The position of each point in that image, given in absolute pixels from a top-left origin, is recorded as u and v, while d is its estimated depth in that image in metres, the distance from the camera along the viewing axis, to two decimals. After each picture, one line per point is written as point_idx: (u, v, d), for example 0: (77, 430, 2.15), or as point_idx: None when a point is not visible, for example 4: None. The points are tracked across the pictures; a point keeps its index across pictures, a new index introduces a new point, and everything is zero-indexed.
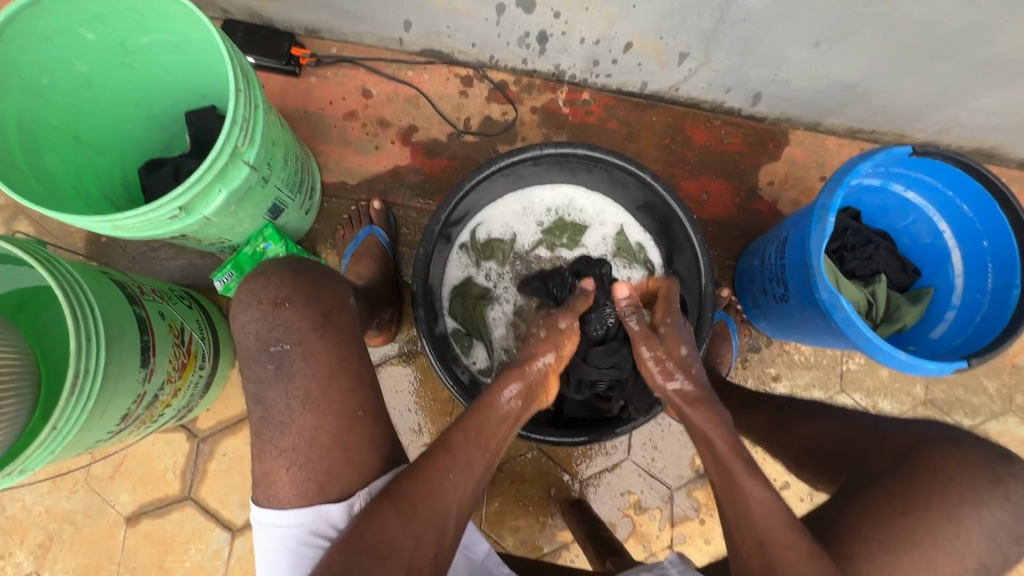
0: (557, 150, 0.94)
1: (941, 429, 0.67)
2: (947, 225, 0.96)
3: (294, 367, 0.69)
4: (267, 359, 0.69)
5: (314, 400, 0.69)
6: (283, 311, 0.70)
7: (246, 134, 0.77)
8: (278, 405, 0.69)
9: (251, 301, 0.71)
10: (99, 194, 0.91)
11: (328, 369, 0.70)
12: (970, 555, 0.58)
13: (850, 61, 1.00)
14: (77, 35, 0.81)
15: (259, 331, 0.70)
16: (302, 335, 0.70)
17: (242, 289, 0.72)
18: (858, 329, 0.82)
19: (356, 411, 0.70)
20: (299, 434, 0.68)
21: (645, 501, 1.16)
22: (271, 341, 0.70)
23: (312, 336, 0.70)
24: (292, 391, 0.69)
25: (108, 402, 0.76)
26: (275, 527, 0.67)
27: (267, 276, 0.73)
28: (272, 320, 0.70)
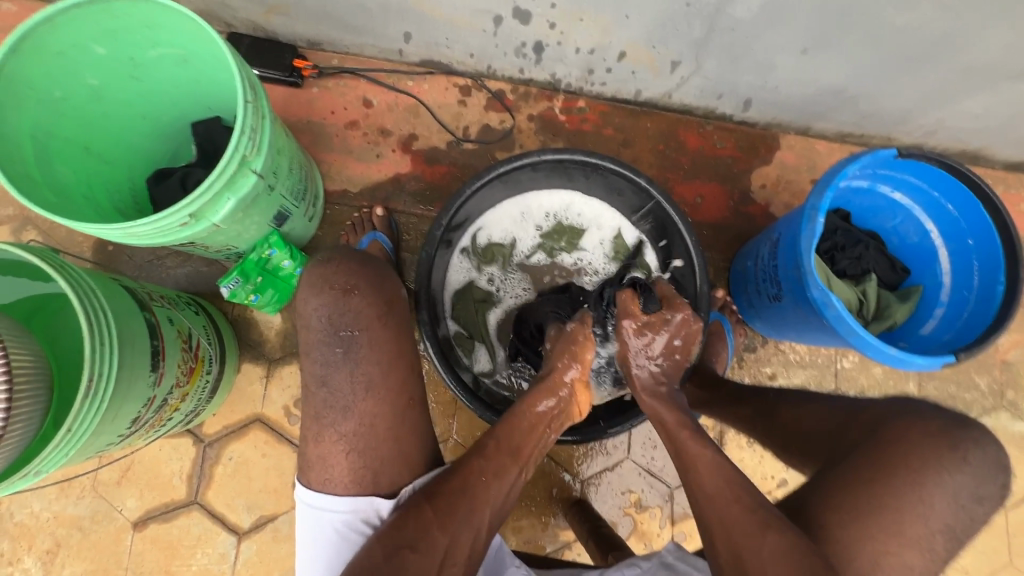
0: (555, 156, 0.97)
1: (913, 402, 0.70)
2: (934, 224, 0.99)
3: (360, 352, 0.71)
4: (336, 343, 0.71)
5: (376, 386, 0.71)
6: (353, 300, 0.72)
7: (254, 144, 0.80)
8: (343, 388, 0.70)
9: (319, 290, 0.72)
10: (108, 203, 0.93)
11: (388, 358, 0.73)
12: (933, 516, 0.60)
13: (835, 67, 1.03)
14: (89, 49, 0.84)
15: (332, 315, 0.72)
16: (368, 321, 0.72)
17: (309, 276, 0.73)
18: (849, 326, 0.84)
19: (410, 399, 0.74)
20: (359, 422, 0.70)
21: (646, 500, 1.17)
22: (341, 326, 0.71)
23: (376, 324, 0.73)
24: (356, 377, 0.71)
25: (120, 406, 0.78)
26: (322, 511, 0.70)
27: (336, 264, 0.74)
28: (343, 306, 0.72)
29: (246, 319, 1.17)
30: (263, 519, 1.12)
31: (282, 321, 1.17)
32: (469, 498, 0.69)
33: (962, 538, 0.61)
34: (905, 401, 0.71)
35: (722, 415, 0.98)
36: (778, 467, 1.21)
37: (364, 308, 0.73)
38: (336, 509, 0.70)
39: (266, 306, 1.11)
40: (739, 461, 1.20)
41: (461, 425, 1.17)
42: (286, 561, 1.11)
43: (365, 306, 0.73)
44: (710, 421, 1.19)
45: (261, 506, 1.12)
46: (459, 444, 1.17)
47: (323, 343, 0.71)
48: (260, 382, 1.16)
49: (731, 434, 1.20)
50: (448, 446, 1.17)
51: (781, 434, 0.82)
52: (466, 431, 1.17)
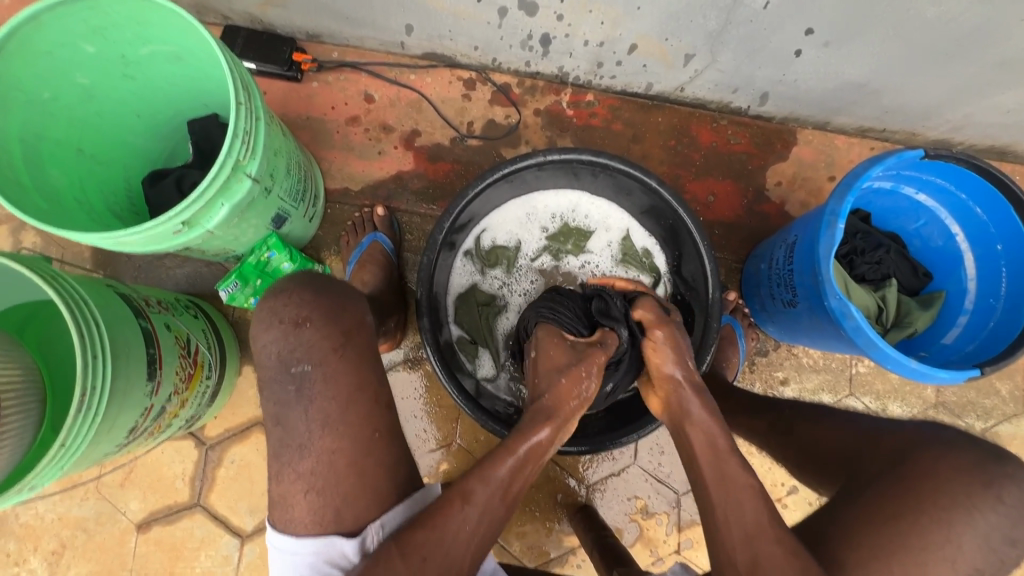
0: (561, 156, 0.94)
1: (940, 429, 0.66)
2: (960, 227, 0.94)
3: (314, 389, 0.66)
4: (287, 381, 0.66)
5: (334, 423, 0.66)
6: (302, 332, 0.67)
7: (247, 148, 0.77)
8: (298, 427, 0.65)
9: (276, 324, 0.67)
10: (103, 206, 0.91)
11: (347, 391, 0.67)
12: (961, 558, 0.56)
13: (859, 60, 0.98)
14: (78, 48, 0.81)
15: (281, 352, 0.66)
16: (323, 354, 0.67)
17: (264, 308, 0.68)
18: (869, 338, 0.80)
19: (374, 432, 0.67)
20: (318, 459, 0.65)
21: (652, 506, 1.15)
22: (293, 361, 0.66)
23: (332, 357, 0.67)
24: (313, 415, 0.66)
25: (116, 417, 0.76)
26: (289, 556, 0.64)
27: (290, 294, 0.68)
28: (293, 341, 0.67)
29: (247, 321, 1.15)
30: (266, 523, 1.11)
31: None
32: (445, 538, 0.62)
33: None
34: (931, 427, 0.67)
35: (735, 425, 0.95)
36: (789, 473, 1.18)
37: (316, 340, 0.67)
38: (300, 552, 0.63)
39: None
40: None
41: (464, 429, 1.15)
42: None
43: (320, 337, 0.67)
44: None
45: (263, 509, 1.11)
46: (462, 449, 1.15)
47: (277, 380, 0.66)
48: None
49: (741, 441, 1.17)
50: (451, 451, 1.15)
51: (800, 453, 0.79)
52: (469, 435, 1.16)
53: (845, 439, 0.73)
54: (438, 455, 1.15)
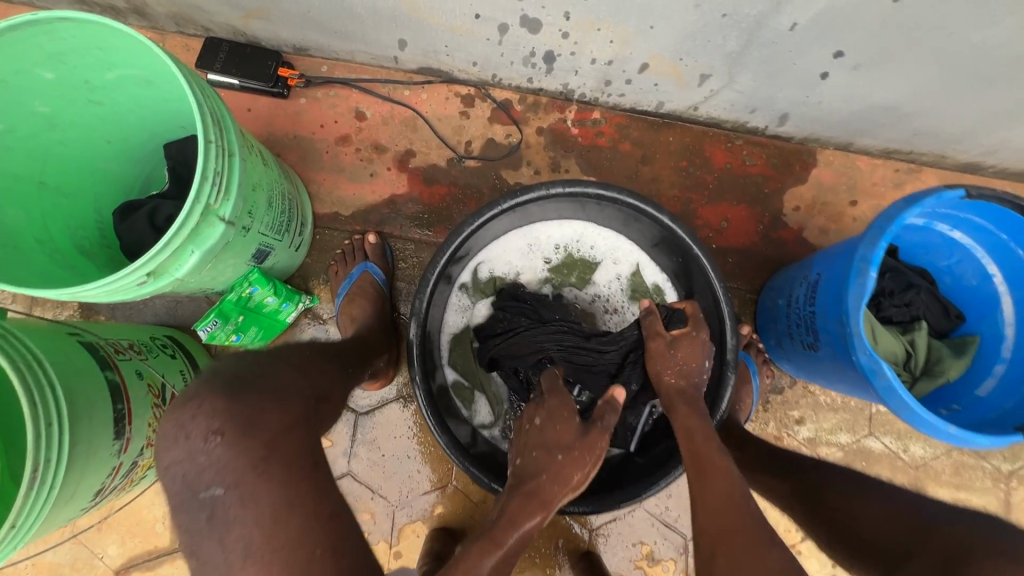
0: (565, 189, 0.87)
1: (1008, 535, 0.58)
2: (998, 269, 0.87)
3: (229, 514, 0.48)
4: (197, 509, 0.48)
5: (257, 555, 0.47)
6: (211, 448, 0.49)
7: (219, 190, 0.69)
8: (213, 563, 0.47)
9: (177, 441, 0.49)
10: (71, 243, 0.84)
11: (272, 508, 0.48)
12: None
13: (891, 84, 0.90)
14: (34, 75, 0.73)
15: (186, 475, 0.48)
16: (237, 475, 0.48)
17: (164, 423, 0.50)
18: (901, 399, 0.73)
19: (319, 556, 0.49)
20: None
21: (659, 552, 1.09)
22: (201, 486, 0.48)
23: (248, 476, 0.48)
24: (230, 546, 0.47)
25: (77, 485, 0.70)
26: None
27: (199, 401, 0.50)
28: (198, 464, 0.48)
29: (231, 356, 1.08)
30: None
31: None
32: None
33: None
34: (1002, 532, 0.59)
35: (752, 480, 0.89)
36: None
37: (229, 459, 0.48)
38: None
39: (251, 343, 1.03)
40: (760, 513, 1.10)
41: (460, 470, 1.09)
42: None
43: (234, 455, 0.48)
44: None
45: None
46: (459, 491, 1.09)
47: (182, 509, 0.48)
48: None
49: None
50: (447, 493, 1.09)
51: (831, 533, 0.72)
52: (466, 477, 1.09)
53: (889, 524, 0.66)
54: (433, 497, 1.08)
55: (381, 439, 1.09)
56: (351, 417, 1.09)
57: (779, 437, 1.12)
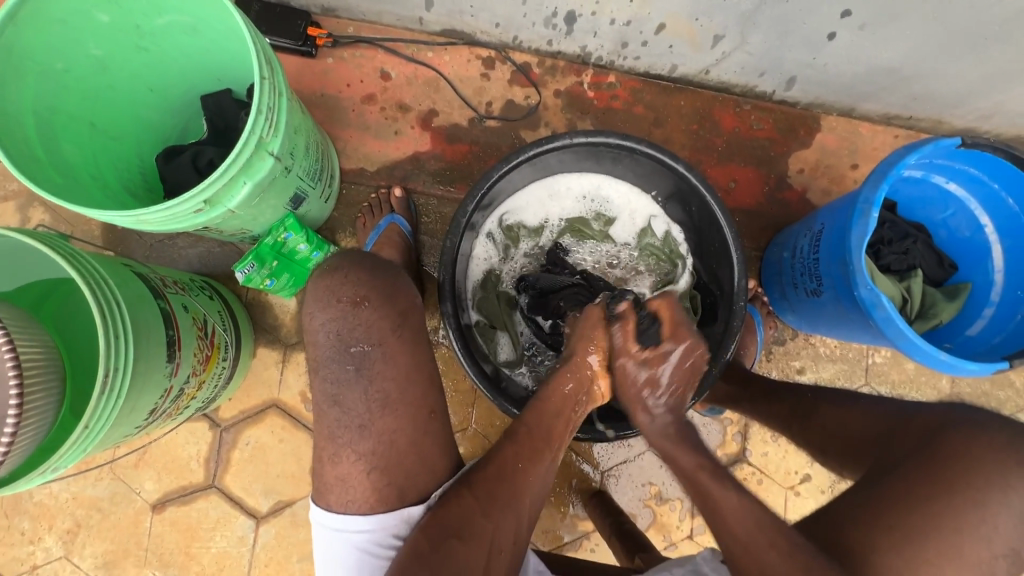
0: (587, 139, 0.92)
1: (970, 410, 0.64)
2: (989, 218, 0.93)
3: (374, 368, 0.67)
4: (346, 360, 0.66)
5: (393, 403, 0.67)
6: (362, 313, 0.67)
7: (270, 125, 0.74)
8: (357, 406, 0.66)
9: (333, 302, 0.67)
10: (117, 183, 0.88)
11: (404, 371, 0.68)
12: (996, 537, 0.55)
13: (894, 45, 0.96)
14: (91, 16, 0.78)
15: (340, 331, 0.67)
16: (382, 335, 0.67)
17: (317, 285, 0.68)
18: (899, 329, 0.79)
19: (431, 411, 0.70)
20: (379, 439, 0.67)
21: (666, 492, 1.16)
22: (352, 341, 0.66)
23: (391, 338, 0.68)
24: (371, 396, 0.67)
25: (137, 400, 0.75)
26: (344, 533, 0.67)
27: (344, 273, 0.68)
28: (353, 320, 0.67)
29: (261, 303, 1.13)
30: (282, 504, 1.11)
31: (297, 305, 1.14)
32: (508, 483, 0.68)
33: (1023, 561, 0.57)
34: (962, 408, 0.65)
35: (756, 413, 0.94)
36: (802, 462, 1.18)
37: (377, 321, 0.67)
38: (361, 528, 0.66)
39: (283, 290, 1.08)
40: (762, 456, 1.17)
41: (480, 414, 1.15)
42: (306, 545, 1.11)
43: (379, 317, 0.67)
44: (735, 416, 1.16)
45: (279, 491, 1.11)
46: (478, 434, 1.15)
47: (334, 359, 0.66)
48: (276, 366, 1.13)
49: (756, 429, 1.17)
50: (466, 436, 1.15)
51: (825, 439, 0.77)
52: (485, 420, 1.15)
53: (871, 423, 0.72)
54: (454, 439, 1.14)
55: None
56: None
57: None
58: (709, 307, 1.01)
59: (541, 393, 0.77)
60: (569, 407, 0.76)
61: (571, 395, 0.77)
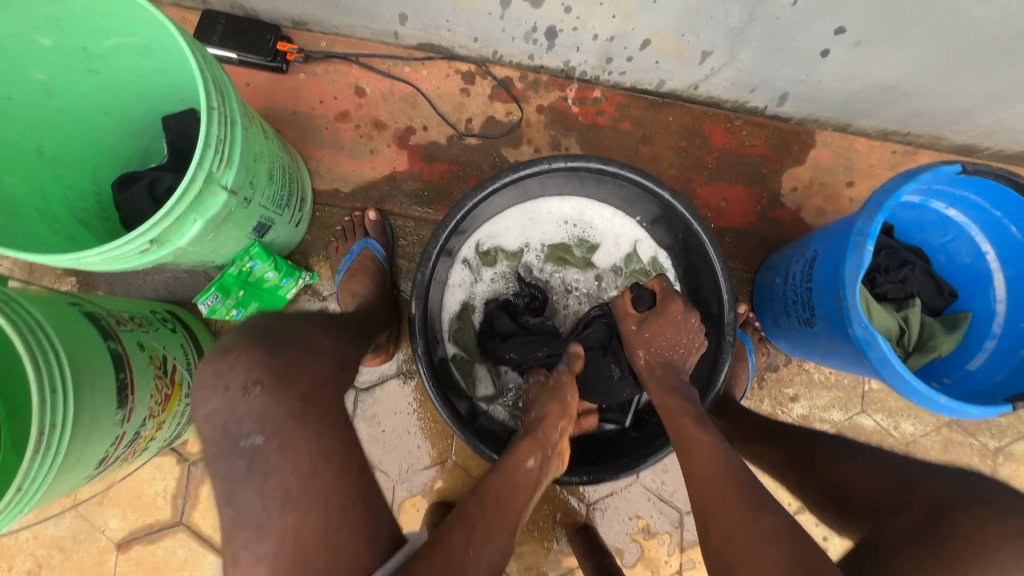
0: (566, 164, 0.87)
1: (984, 485, 0.57)
2: (991, 246, 0.88)
3: (269, 463, 0.53)
4: (236, 457, 0.53)
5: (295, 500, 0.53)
6: (249, 398, 0.54)
7: (221, 158, 0.69)
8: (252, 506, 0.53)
9: (218, 389, 0.54)
10: (68, 214, 0.83)
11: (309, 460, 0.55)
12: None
13: (891, 62, 0.90)
14: (32, 39, 0.73)
15: (227, 423, 0.53)
16: (276, 424, 0.54)
17: (204, 372, 0.55)
18: (895, 370, 0.75)
19: (346, 503, 0.56)
20: (281, 538, 0.52)
21: (654, 526, 1.11)
22: (240, 434, 0.54)
23: (288, 425, 0.55)
24: (268, 493, 0.53)
25: (80, 453, 0.70)
26: None
27: (236, 354, 0.55)
28: (241, 410, 0.54)
29: (230, 332, 1.09)
30: None
31: None
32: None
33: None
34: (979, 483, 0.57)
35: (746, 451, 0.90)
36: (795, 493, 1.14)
37: (270, 407, 0.54)
38: None
39: None
40: None
41: (460, 446, 1.10)
42: None
43: (273, 402, 0.54)
44: None
45: None
46: (458, 466, 1.10)
47: (221, 456, 0.54)
48: None
49: None
50: (446, 468, 1.10)
51: (822, 493, 0.71)
52: (465, 452, 1.10)
53: (870, 481, 0.66)
54: (432, 472, 1.10)
55: (379, 415, 1.10)
56: (351, 393, 1.10)
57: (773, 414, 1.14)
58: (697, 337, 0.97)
59: (501, 463, 0.73)
60: (529, 485, 0.72)
61: (532, 471, 0.73)
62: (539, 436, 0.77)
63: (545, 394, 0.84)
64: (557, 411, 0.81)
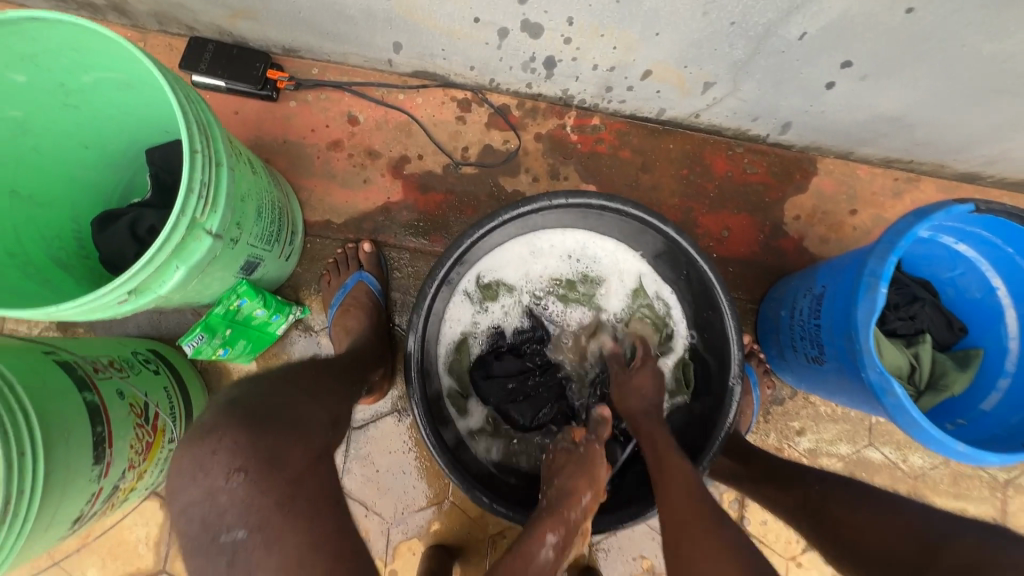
0: (568, 199, 0.85)
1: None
2: (1003, 282, 0.86)
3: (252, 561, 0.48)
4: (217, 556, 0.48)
5: None
6: (233, 487, 0.49)
7: (206, 202, 0.65)
8: None
9: (195, 480, 0.50)
10: (47, 256, 0.79)
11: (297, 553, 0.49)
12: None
13: (897, 95, 0.89)
14: (5, 78, 0.69)
15: (205, 515, 0.49)
16: (261, 516, 0.49)
17: (184, 459, 0.51)
18: (911, 418, 0.72)
19: None
20: None
21: (659, 566, 1.08)
22: (221, 527, 0.49)
23: (275, 517, 0.49)
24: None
25: (52, 515, 0.65)
26: None
27: (218, 436, 0.51)
28: (218, 502, 0.49)
29: (218, 369, 1.04)
30: None
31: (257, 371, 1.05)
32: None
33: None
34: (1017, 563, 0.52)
35: (755, 494, 0.87)
36: None
37: (254, 499, 0.49)
38: None
39: (240, 356, 0.99)
40: (761, 525, 1.09)
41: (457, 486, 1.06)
42: None
43: (257, 495, 0.49)
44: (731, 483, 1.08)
45: None
46: (456, 507, 1.06)
47: (200, 552, 0.49)
48: None
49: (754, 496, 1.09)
50: (443, 510, 1.06)
51: (838, 549, 0.68)
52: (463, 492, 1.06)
53: (888, 537, 0.63)
54: (429, 514, 1.05)
55: (374, 454, 1.06)
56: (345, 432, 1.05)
57: (779, 448, 1.11)
58: (703, 376, 0.93)
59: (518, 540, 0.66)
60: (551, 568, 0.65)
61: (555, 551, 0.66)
62: (563, 511, 0.71)
63: (574, 464, 0.77)
64: (587, 483, 0.74)
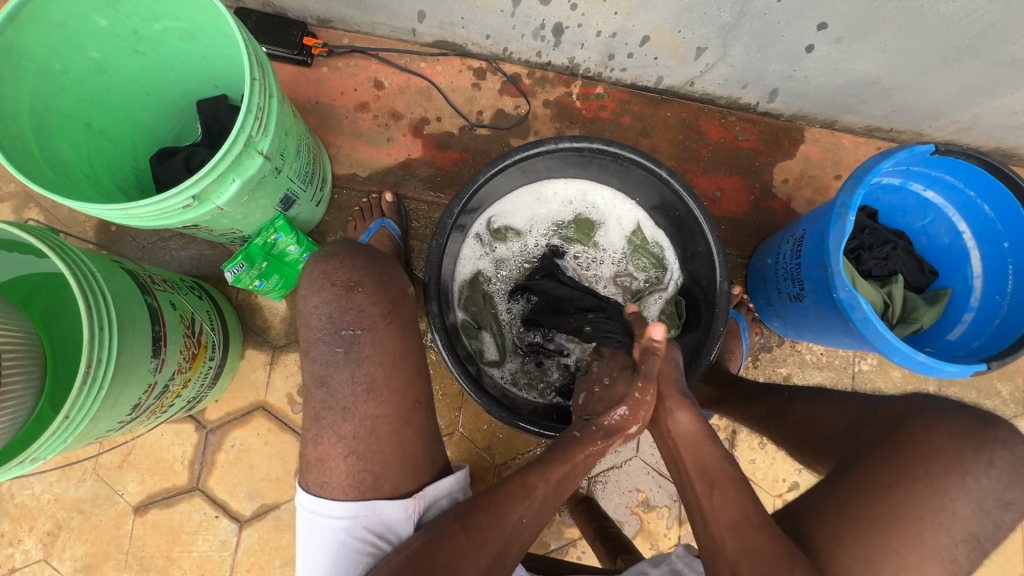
0: (572, 143, 0.93)
1: (933, 399, 0.64)
2: (967, 225, 0.95)
3: (363, 352, 0.70)
4: (336, 342, 0.69)
5: (379, 387, 0.70)
6: (355, 298, 0.70)
7: (260, 124, 0.76)
8: (343, 388, 0.69)
9: (323, 286, 0.70)
10: (111, 183, 0.90)
11: (393, 358, 0.71)
12: (956, 525, 0.55)
13: (870, 57, 0.98)
14: (90, 20, 0.80)
15: (332, 314, 0.70)
16: (372, 320, 0.70)
17: (313, 272, 0.71)
18: (877, 330, 0.81)
19: (415, 401, 0.72)
20: (360, 422, 0.69)
21: (654, 499, 1.16)
22: (342, 324, 0.70)
23: (381, 323, 0.71)
24: (359, 378, 0.69)
25: (120, 393, 0.75)
26: (320, 518, 0.69)
27: (342, 258, 0.72)
28: (345, 304, 0.70)
29: (251, 305, 1.15)
30: (266, 507, 1.10)
31: (287, 308, 1.15)
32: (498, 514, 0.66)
33: (987, 547, 0.56)
34: (924, 397, 0.65)
35: (737, 414, 0.95)
36: (790, 469, 1.18)
37: (368, 306, 0.70)
38: (336, 515, 0.68)
39: (273, 292, 1.08)
40: (749, 463, 1.17)
41: (467, 418, 1.15)
42: (288, 549, 1.10)
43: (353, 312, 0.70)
44: (722, 421, 1.16)
45: (263, 494, 1.10)
46: (465, 437, 1.14)
47: (323, 342, 0.70)
48: (264, 368, 1.13)
49: (743, 435, 1.17)
50: (453, 439, 1.14)
51: (801, 438, 0.78)
52: (472, 424, 1.15)
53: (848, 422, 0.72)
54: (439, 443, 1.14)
55: None
56: None
57: None
58: (691, 311, 1.03)
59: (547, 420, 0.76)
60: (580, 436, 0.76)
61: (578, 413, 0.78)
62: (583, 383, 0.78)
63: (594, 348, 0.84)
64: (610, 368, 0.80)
